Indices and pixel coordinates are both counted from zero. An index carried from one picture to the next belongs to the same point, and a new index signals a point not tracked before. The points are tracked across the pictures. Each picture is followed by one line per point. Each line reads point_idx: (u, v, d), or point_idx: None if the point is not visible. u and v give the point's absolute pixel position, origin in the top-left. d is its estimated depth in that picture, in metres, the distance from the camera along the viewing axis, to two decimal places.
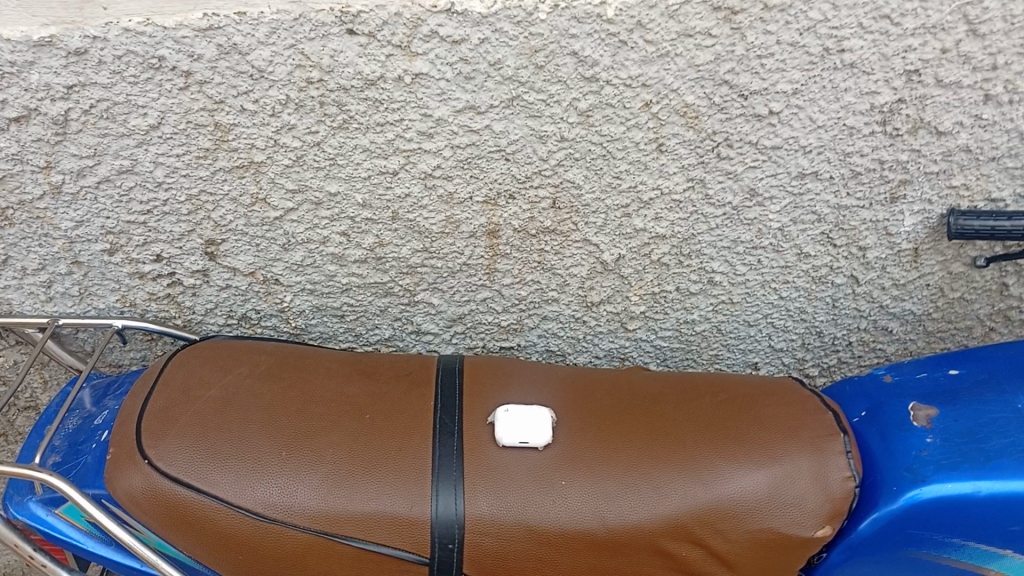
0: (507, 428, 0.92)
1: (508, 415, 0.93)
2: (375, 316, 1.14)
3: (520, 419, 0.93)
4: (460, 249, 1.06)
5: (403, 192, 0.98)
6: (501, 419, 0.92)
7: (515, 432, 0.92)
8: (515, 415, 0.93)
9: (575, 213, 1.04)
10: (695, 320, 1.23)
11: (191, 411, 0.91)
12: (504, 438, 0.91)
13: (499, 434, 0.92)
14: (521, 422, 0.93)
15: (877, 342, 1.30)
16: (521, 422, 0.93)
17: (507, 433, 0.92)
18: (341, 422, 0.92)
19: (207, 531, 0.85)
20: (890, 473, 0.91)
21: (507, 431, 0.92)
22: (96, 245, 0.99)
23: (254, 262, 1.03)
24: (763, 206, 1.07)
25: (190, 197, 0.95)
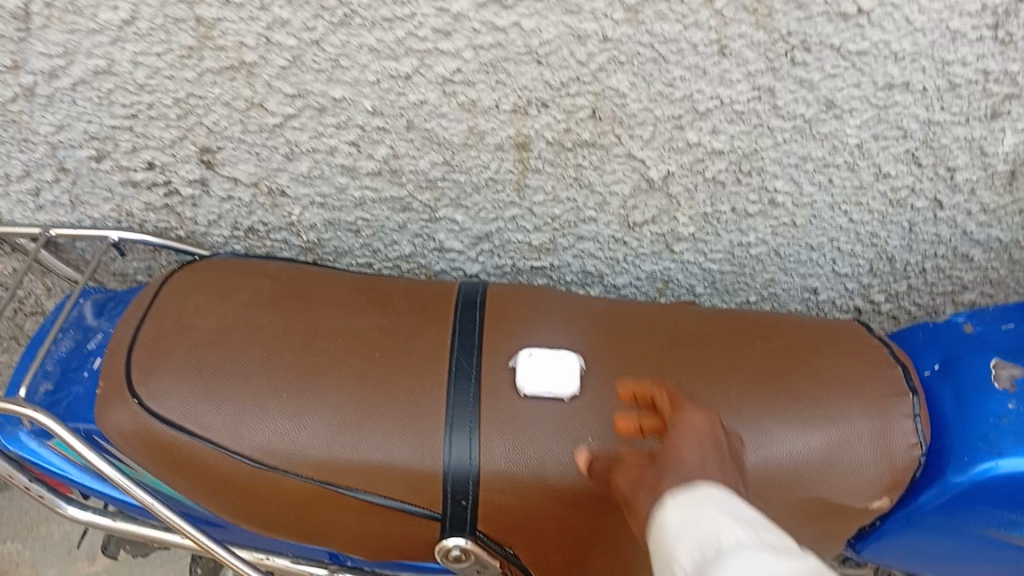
0: (529, 373, 0.82)
1: (531, 359, 0.83)
2: (394, 232, 1.04)
3: (544, 364, 0.83)
4: (485, 162, 0.94)
5: (418, 99, 0.86)
6: (523, 363, 0.83)
7: (538, 379, 0.82)
8: (539, 360, 0.83)
9: (617, 124, 0.90)
10: (751, 243, 1.09)
11: (185, 343, 0.83)
12: (525, 385, 0.81)
13: (521, 381, 0.82)
14: (545, 368, 0.83)
15: (954, 270, 1.14)
16: (546, 368, 0.83)
17: (529, 379, 0.82)
18: (348, 359, 0.83)
19: (205, 475, 0.79)
20: (961, 441, 0.80)
21: (529, 377, 0.82)
22: (80, 151, 0.91)
23: (255, 172, 0.93)
24: (841, 119, 0.91)
25: (177, 100, 0.85)
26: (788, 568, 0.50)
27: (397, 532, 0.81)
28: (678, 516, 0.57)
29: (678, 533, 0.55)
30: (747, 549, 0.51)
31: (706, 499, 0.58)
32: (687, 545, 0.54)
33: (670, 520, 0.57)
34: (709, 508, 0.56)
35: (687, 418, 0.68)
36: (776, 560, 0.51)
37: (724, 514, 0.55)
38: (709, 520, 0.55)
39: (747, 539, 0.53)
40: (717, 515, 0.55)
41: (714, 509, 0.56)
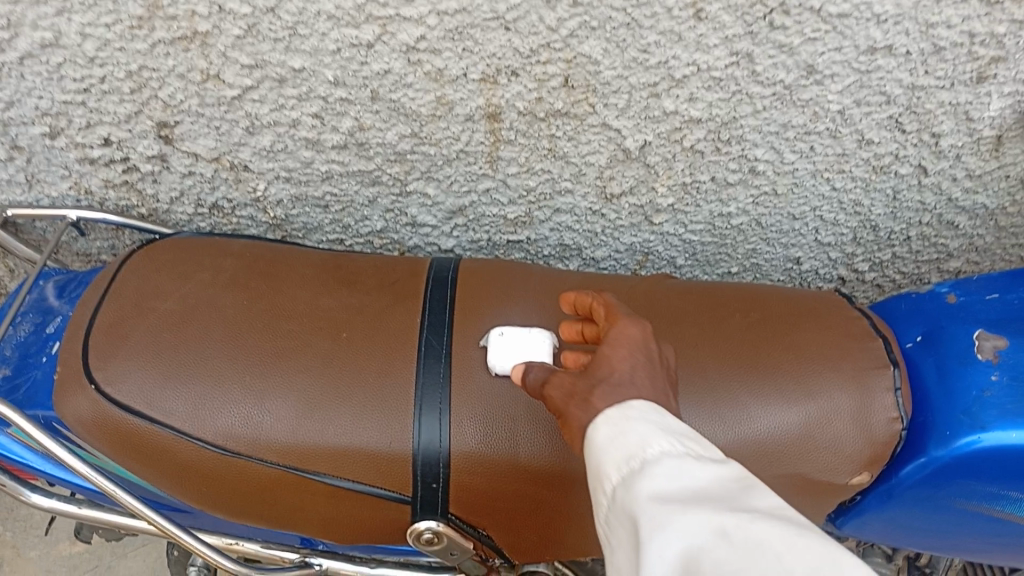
0: (499, 351, 0.79)
1: (503, 336, 0.80)
2: (364, 207, 1.00)
3: (517, 343, 0.79)
4: (455, 134, 0.91)
5: (382, 69, 0.82)
6: (495, 340, 0.79)
7: (509, 356, 0.78)
8: (511, 339, 0.79)
9: (591, 93, 0.87)
10: (732, 213, 1.06)
11: (144, 327, 0.81)
12: (497, 363, 0.78)
13: (492, 359, 0.79)
14: (517, 345, 0.79)
15: (938, 238, 1.12)
16: (518, 347, 0.79)
17: (500, 357, 0.78)
18: (313, 340, 0.81)
19: (167, 461, 0.77)
20: (943, 415, 0.78)
21: (501, 355, 0.79)
22: (33, 128, 0.87)
23: (216, 146, 0.90)
24: (823, 85, 0.88)
25: (130, 73, 0.81)
26: (708, 475, 0.54)
27: (367, 516, 0.79)
28: (606, 428, 0.58)
29: (606, 445, 0.57)
30: (671, 459, 0.54)
31: (631, 408, 0.59)
32: (614, 456, 0.56)
33: (598, 433, 0.58)
34: (633, 419, 0.58)
35: (623, 328, 0.66)
36: (698, 471, 0.54)
37: (650, 426, 0.57)
38: (634, 432, 0.57)
39: (671, 449, 0.55)
40: (640, 425, 0.57)
41: (641, 421, 0.58)
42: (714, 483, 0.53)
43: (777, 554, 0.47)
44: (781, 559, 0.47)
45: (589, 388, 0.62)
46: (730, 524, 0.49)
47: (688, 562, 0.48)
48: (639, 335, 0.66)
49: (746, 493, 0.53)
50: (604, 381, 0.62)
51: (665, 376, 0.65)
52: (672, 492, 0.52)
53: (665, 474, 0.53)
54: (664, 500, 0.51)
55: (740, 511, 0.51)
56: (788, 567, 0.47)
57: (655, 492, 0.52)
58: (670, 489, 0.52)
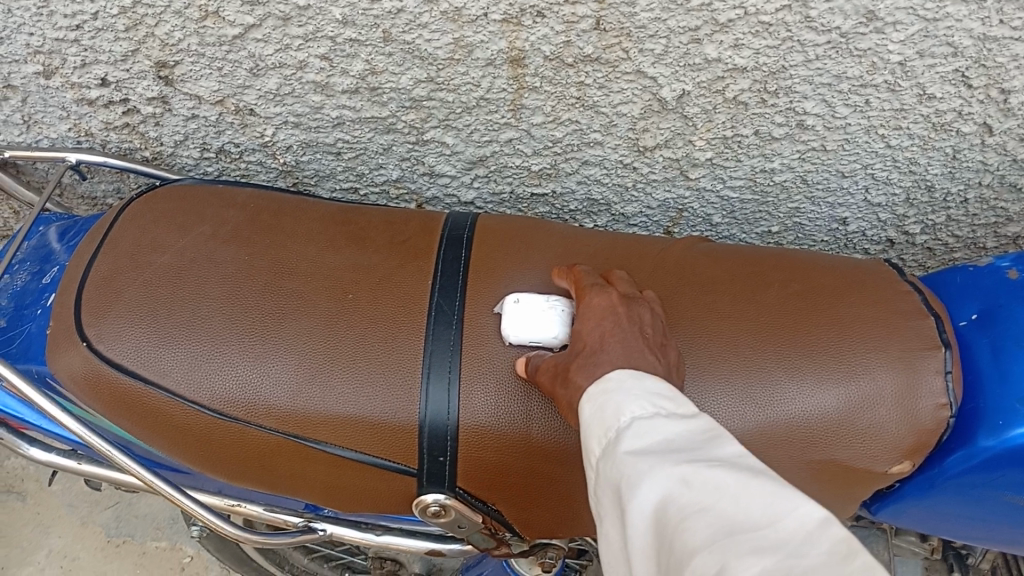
0: (511, 317, 0.73)
1: (518, 301, 0.74)
2: (379, 155, 0.94)
3: (530, 312, 0.73)
4: (476, 80, 0.84)
5: (395, 7, 0.75)
6: (509, 305, 0.74)
7: (521, 323, 0.73)
8: (525, 308, 0.73)
9: (625, 37, 0.79)
10: (776, 169, 0.98)
11: (139, 282, 0.76)
12: (509, 330, 0.73)
13: (505, 325, 0.73)
14: (531, 311, 0.73)
15: (1000, 200, 1.03)
16: (532, 316, 0.73)
17: (512, 323, 0.73)
18: (317, 301, 0.76)
19: (162, 422, 0.73)
20: (997, 403, 0.72)
21: (514, 321, 0.73)
22: (27, 67, 0.82)
23: (219, 88, 0.84)
24: (883, 33, 0.79)
25: (123, 9, 0.75)
26: (679, 428, 0.52)
27: (371, 487, 0.75)
28: (590, 405, 0.58)
29: (588, 422, 0.56)
30: (642, 423, 0.52)
31: (610, 380, 0.58)
32: (595, 432, 0.55)
33: (584, 411, 0.58)
34: (610, 393, 0.57)
35: (593, 302, 0.69)
36: (671, 427, 0.52)
37: (623, 392, 0.56)
38: (611, 406, 0.56)
39: (645, 413, 0.54)
40: (616, 396, 0.56)
41: (618, 389, 0.57)
42: (685, 436, 0.51)
43: (733, 495, 0.45)
44: (737, 499, 0.45)
45: (566, 367, 0.65)
46: (689, 471, 0.47)
47: (656, 517, 0.46)
48: (608, 303, 0.68)
49: (715, 440, 0.51)
50: (580, 357, 0.64)
51: (643, 336, 0.65)
52: (642, 451, 0.50)
53: (636, 437, 0.52)
54: (634, 460, 0.50)
55: (704, 458, 0.49)
56: (745, 507, 0.44)
57: (626, 456, 0.51)
58: (642, 449, 0.51)
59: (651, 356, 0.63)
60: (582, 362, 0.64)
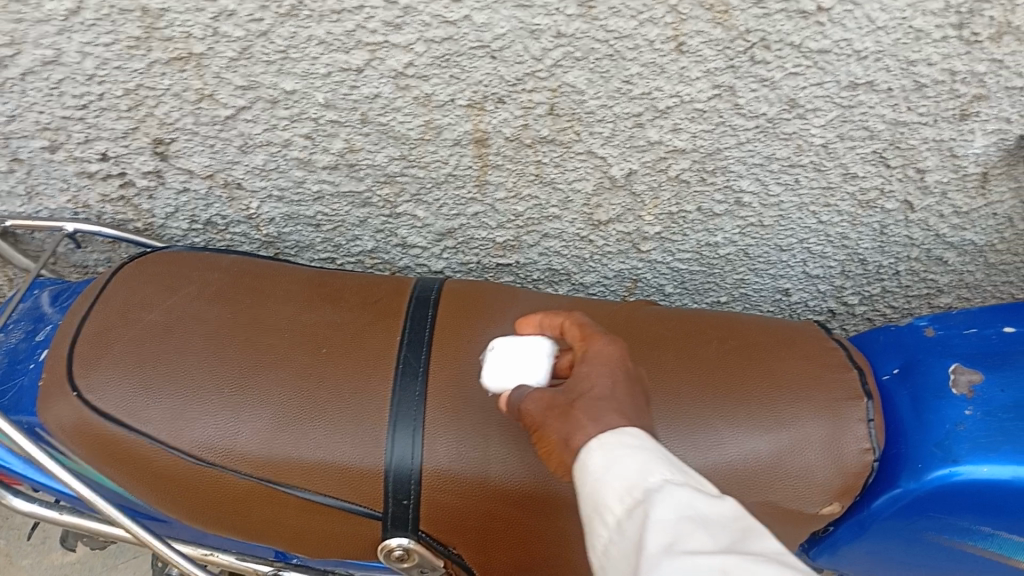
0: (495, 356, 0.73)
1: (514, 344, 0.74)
2: (355, 227, 1.03)
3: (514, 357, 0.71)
4: (444, 158, 0.93)
5: (372, 93, 0.84)
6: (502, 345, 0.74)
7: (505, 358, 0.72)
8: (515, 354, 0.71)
9: (577, 121, 0.89)
10: (719, 243, 1.08)
11: (128, 337, 0.82)
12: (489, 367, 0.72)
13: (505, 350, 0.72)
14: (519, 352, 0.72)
15: (928, 273, 1.12)
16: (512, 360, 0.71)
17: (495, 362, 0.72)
18: (293, 354, 0.82)
19: (142, 469, 0.78)
20: (916, 448, 0.78)
21: (496, 361, 0.72)
22: (33, 142, 0.90)
23: (210, 164, 0.93)
24: (805, 119, 0.89)
25: (127, 91, 0.84)
26: (712, 511, 0.52)
27: (337, 531, 0.79)
28: (604, 454, 0.58)
29: (602, 474, 0.57)
30: (671, 492, 0.53)
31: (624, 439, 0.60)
32: (613, 487, 0.56)
33: (596, 459, 0.58)
34: (628, 452, 0.58)
35: (601, 344, 0.68)
36: (704, 505, 0.53)
37: (650, 455, 0.57)
38: (630, 467, 0.56)
39: (675, 483, 0.55)
40: (637, 455, 0.57)
41: (642, 451, 0.58)
42: (718, 522, 0.52)
43: None
44: None
45: (569, 399, 0.64)
46: (727, 560, 0.48)
47: None
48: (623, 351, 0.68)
49: (750, 535, 0.52)
50: (591, 395, 0.64)
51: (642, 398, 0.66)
52: (675, 527, 0.51)
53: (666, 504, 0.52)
54: (668, 533, 0.50)
55: (742, 550, 0.49)
56: None
57: (657, 525, 0.51)
58: (674, 523, 0.51)
59: (648, 422, 0.65)
60: (594, 402, 0.63)
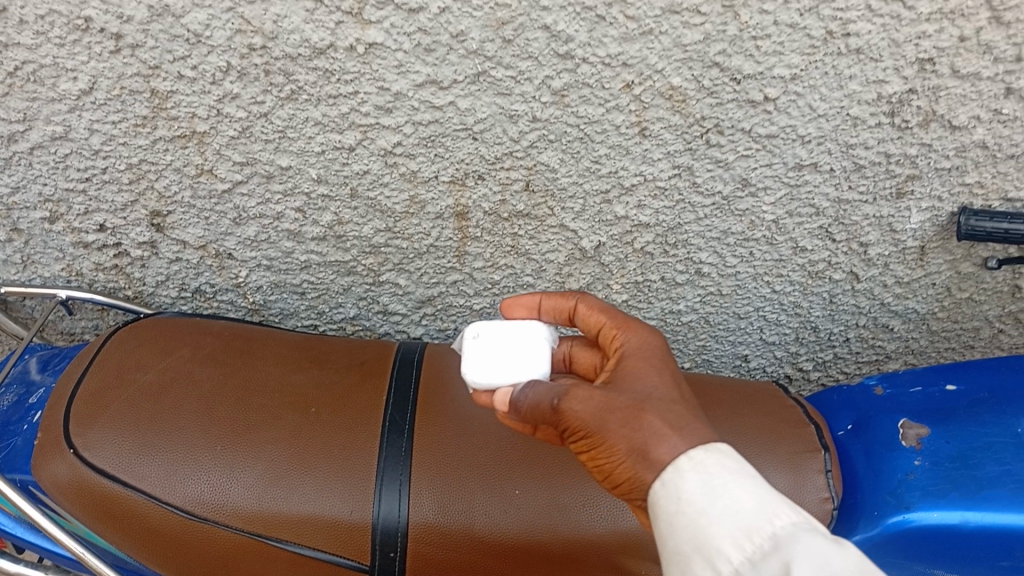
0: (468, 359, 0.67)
1: (483, 327, 0.69)
2: (339, 295, 1.08)
3: (493, 345, 0.67)
4: (426, 230, 0.99)
5: (361, 170, 0.91)
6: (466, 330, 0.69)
7: (492, 369, 0.66)
8: (489, 342, 0.68)
9: (550, 197, 0.96)
10: (682, 310, 1.15)
11: (124, 397, 0.85)
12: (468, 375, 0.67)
13: (481, 346, 0.67)
14: (506, 351, 0.67)
15: (876, 339, 1.20)
16: (493, 349, 0.67)
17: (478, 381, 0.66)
18: (285, 413, 0.86)
19: (137, 525, 0.80)
20: (871, 496, 0.83)
21: (475, 359, 0.67)
22: (35, 213, 0.95)
23: (204, 235, 0.98)
24: (757, 196, 0.98)
25: (130, 166, 0.90)
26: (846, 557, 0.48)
27: None
28: (700, 481, 0.53)
29: (709, 511, 0.51)
30: (804, 540, 0.49)
31: (718, 459, 0.54)
32: (727, 529, 0.50)
33: (692, 487, 0.53)
34: (735, 484, 0.52)
35: (643, 347, 0.64)
36: (837, 552, 0.48)
37: (757, 487, 0.52)
38: (741, 502, 0.51)
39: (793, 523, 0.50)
40: (746, 486, 0.52)
41: (745, 479, 0.53)
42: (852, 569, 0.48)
43: None
44: None
45: (635, 403, 0.58)
46: None
47: None
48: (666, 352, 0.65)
49: None
50: (658, 402, 0.59)
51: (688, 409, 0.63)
52: None
53: (805, 559, 0.48)
54: None
55: None
56: None
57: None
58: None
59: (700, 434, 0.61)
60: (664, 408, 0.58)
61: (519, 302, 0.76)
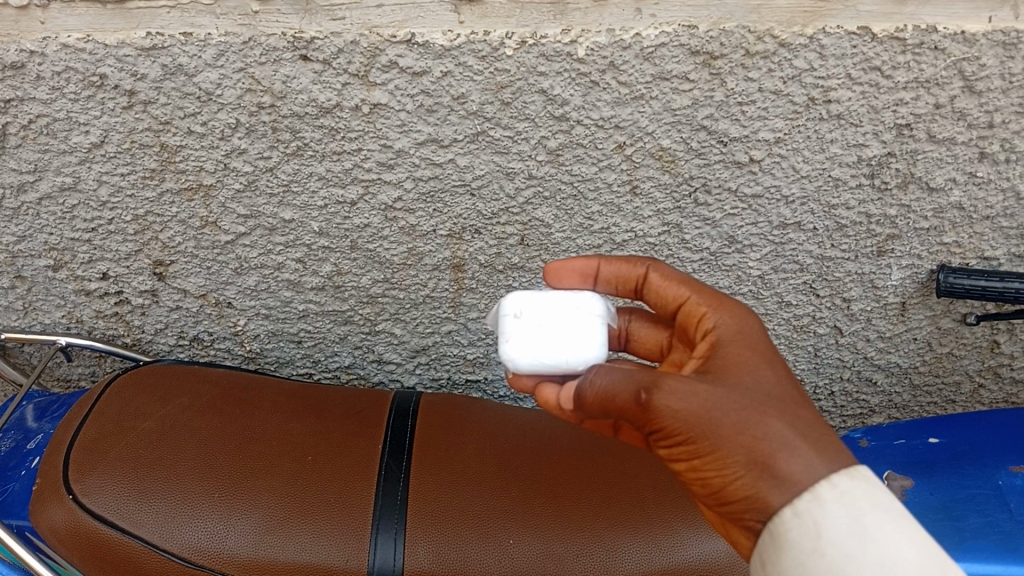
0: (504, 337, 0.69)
1: (520, 299, 0.69)
2: (335, 343, 1.09)
3: (532, 325, 0.68)
4: (423, 281, 1.02)
5: (362, 223, 0.94)
6: (502, 303, 0.70)
7: (526, 348, 0.67)
8: (530, 322, 0.68)
9: (544, 251, 0.99)
10: None
11: (123, 444, 0.87)
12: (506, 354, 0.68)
13: (520, 322, 0.68)
14: (542, 331, 0.67)
15: (860, 393, 1.22)
16: (532, 329, 0.67)
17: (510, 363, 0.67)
18: (282, 462, 0.87)
19: (131, 572, 0.80)
20: None
21: (514, 334, 0.68)
22: (39, 260, 0.97)
23: (204, 284, 1.00)
24: (743, 253, 1.01)
25: (136, 217, 0.92)
26: None
27: None
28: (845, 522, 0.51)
29: (861, 557, 0.50)
30: None
31: (865, 489, 0.53)
32: None
33: (837, 528, 0.51)
34: (888, 527, 0.51)
35: (743, 331, 0.62)
36: None
37: (908, 537, 0.51)
38: (900, 554, 0.50)
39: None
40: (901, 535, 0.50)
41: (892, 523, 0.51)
42: None
43: None
44: None
45: (753, 405, 0.56)
46: None
47: None
48: (764, 335, 0.62)
49: None
50: (774, 401, 0.57)
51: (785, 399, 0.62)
52: None
53: None
54: None
55: None
56: None
57: None
58: None
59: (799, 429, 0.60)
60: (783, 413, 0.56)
61: (571, 267, 0.74)
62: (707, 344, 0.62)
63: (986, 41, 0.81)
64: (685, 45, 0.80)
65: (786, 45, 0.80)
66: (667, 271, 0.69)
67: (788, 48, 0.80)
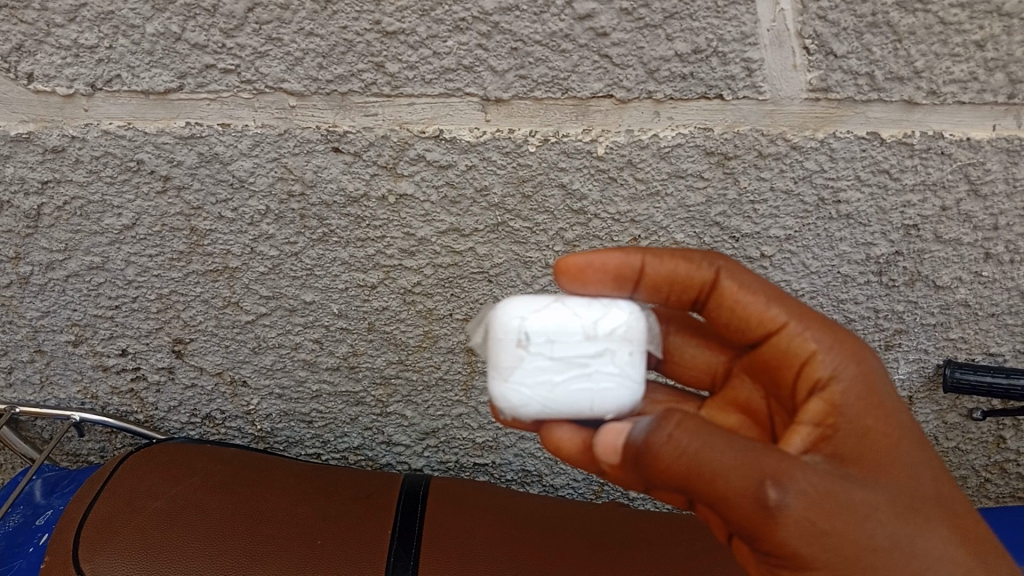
0: (495, 359, 0.66)
1: (521, 314, 0.66)
2: (345, 424, 1.09)
3: (535, 359, 0.65)
4: (437, 363, 1.03)
5: (381, 306, 0.96)
6: (499, 312, 0.67)
7: (522, 389, 0.65)
8: (535, 354, 0.65)
9: None
10: None
11: (134, 522, 0.86)
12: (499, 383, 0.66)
13: (523, 351, 0.65)
14: (543, 373, 0.65)
15: None
16: (534, 364, 0.65)
17: (497, 395, 0.66)
18: (291, 546, 0.87)
19: None
20: None
21: (513, 365, 0.65)
22: (61, 336, 0.99)
23: (221, 362, 1.01)
24: None
25: (160, 296, 0.94)
26: None
27: None
28: None
29: None
30: None
31: None
32: None
33: None
34: None
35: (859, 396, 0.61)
36: None
37: None
38: None
39: None
40: None
41: None
42: None
43: None
44: None
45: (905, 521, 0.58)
46: None
47: None
48: (878, 387, 0.62)
49: None
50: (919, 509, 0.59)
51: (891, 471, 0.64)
52: None
53: None
54: None
55: None
56: None
57: None
58: None
59: None
60: (928, 525, 0.58)
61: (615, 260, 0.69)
62: (822, 402, 0.61)
63: (989, 148, 0.85)
64: (699, 146, 0.83)
65: (797, 148, 0.84)
66: (747, 283, 0.66)
67: (799, 150, 0.84)
